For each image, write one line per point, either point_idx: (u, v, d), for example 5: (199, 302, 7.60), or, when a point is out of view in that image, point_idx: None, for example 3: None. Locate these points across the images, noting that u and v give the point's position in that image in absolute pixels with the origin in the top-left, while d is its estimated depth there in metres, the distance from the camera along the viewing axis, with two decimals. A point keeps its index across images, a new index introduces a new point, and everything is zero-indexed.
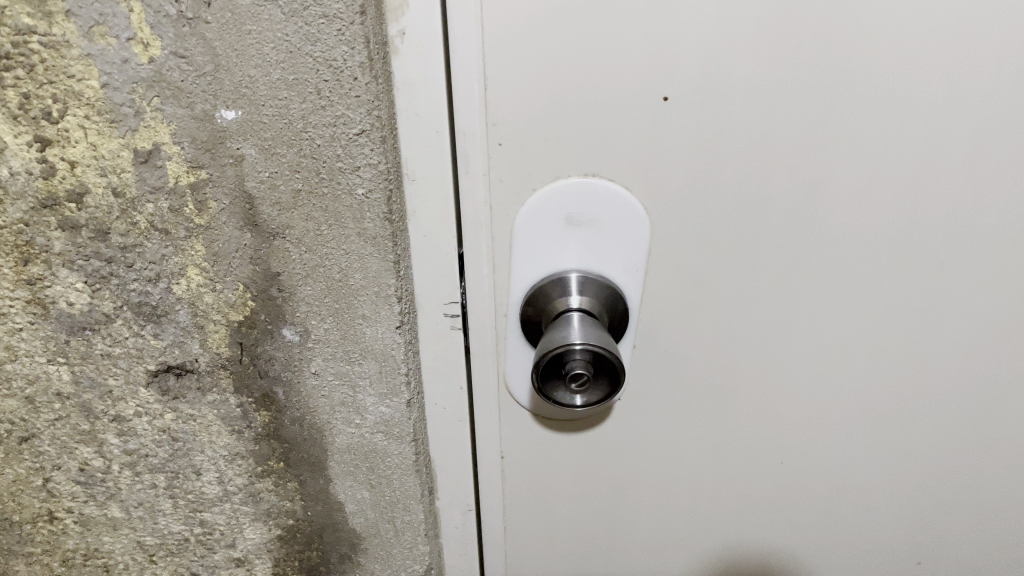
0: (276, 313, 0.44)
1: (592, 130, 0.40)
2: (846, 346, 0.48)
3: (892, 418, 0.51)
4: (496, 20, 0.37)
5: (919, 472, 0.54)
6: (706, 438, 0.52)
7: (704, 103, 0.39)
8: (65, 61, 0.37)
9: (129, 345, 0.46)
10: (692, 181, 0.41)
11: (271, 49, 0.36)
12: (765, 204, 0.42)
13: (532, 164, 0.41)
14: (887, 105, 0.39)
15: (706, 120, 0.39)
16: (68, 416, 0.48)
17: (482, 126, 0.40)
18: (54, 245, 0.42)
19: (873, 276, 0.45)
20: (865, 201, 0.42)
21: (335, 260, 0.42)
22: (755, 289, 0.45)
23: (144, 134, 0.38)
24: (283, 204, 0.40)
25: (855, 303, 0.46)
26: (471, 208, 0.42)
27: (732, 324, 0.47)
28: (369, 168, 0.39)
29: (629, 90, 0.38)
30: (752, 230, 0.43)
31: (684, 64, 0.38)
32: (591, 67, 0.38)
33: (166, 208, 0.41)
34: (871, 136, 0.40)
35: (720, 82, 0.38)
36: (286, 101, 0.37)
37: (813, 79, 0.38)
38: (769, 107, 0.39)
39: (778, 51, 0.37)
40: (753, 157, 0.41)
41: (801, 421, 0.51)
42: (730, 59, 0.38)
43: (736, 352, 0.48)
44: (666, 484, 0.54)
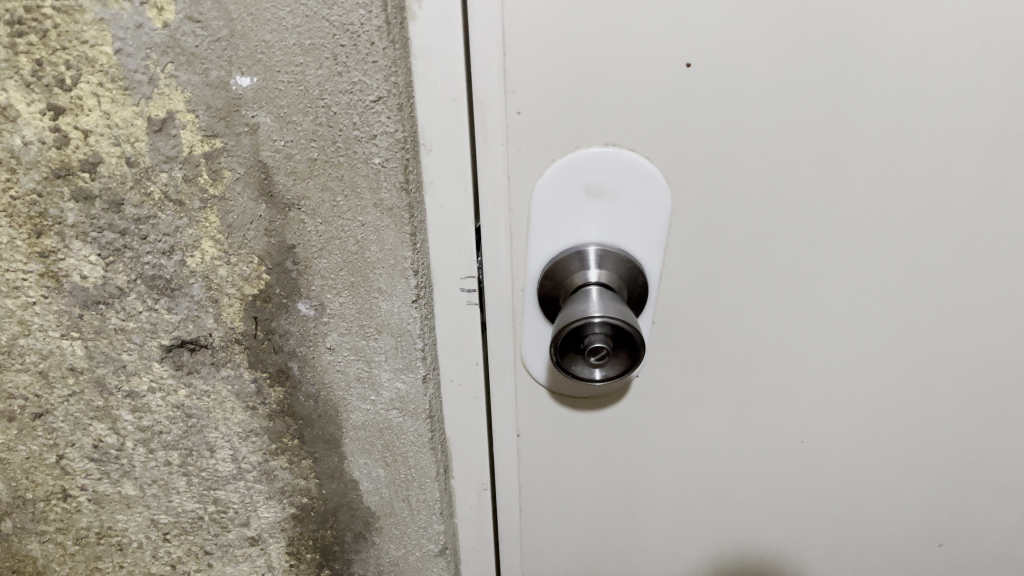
0: (291, 286, 0.44)
1: (612, 98, 0.39)
2: (868, 324, 0.47)
3: (912, 400, 0.51)
4: None
5: (938, 459, 0.54)
6: (724, 419, 0.51)
7: (728, 71, 0.38)
8: (77, 26, 0.36)
9: (143, 319, 0.45)
10: (714, 154, 0.41)
11: (286, 14, 0.35)
12: (788, 179, 0.41)
13: (551, 135, 0.40)
14: (918, 76, 0.38)
15: (730, 90, 0.38)
16: (82, 392, 0.48)
17: (501, 94, 0.39)
18: (67, 217, 0.42)
19: (898, 253, 0.44)
20: (891, 175, 0.41)
21: (351, 232, 0.41)
22: (777, 264, 0.44)
23: (159, 102, 0.38)
24: (298, 173, 0.40)
25: (878, 281, 0.45)
26: (489, 179, 0.42)
27: (752, 301, 0.46)
28: (386, 136, 0.38)
29: (651, 59, 0.38)
30: (774, 205, 0.42)
31: (707, 31, 0.37)
32: (613, 35, 0.37)
33: (181, 178, 0.40)
34: (899, 107, 0.39)
35: (745, 49, 0.37)
36: (301, 67, 0.36)
37: (843, 48, 0.37)
38: (795, 75, 0.38)
39: (808, 17, 0.36)
40: (777, 129, 0.40)
41: (820, 402, 0.50)
42: (757, 26, 0.36)
43: (757, 328, 0.47)
44: (684, 466, 0.53)
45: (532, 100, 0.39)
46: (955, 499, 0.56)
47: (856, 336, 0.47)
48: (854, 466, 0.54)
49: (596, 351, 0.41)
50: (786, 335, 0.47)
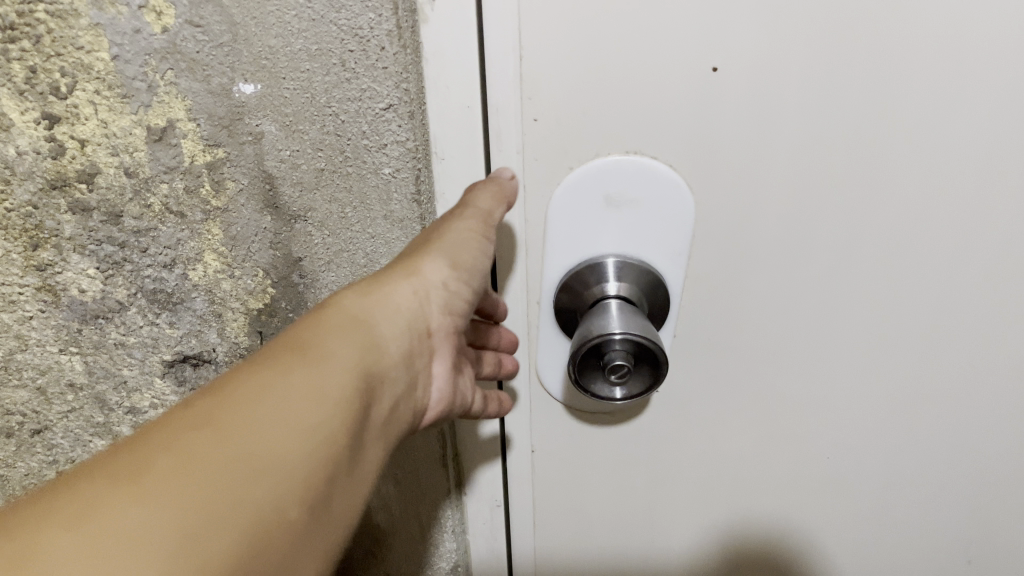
0: (298, 301, 0.42)
1: (634, 102, 0.37)
2: (899, 337, 0.45)
3: (944, 414, 0.49)
4: None
5: (973, 473, 0.52)
6: (746, 433, 0.49)
7: (756, 72, 0.36)
8: (72, 32, 0.34)
9: (144, 334, 0.43)
10: (742, 160, 0.39)
11: (292, 18, 0.33)
12: (820, 185, 0.39)
13: (571, 143, 0.38)
14: (968, 80, 0.36)
15: (761, 95, 0.36)
16: (82, 408, 0.47)
17: (517, 101, 0.37)
18: (64, 229, 0.40)
19: (934, 262, 0.42)
20: (931, 185, 0.39)
21: (360, 243, 0.40)
22: (803, 275, 0.42)
23: (158, 110, 0.36)
24: (305, 184, 0.38)
25: (911, 292, 0.43)
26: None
27: (778, 313, 0.44)
28: (397, 145, 0.36)
29: (677, 62, 0.36)
30: (805, 214, 0.40)
31: (735, 31, 0.35)
32: (638, 35, 0.35)
33: (182, 189, 0.38)
34: (942, 115, 0.37)
35: (778, 51, 0.35)
36: (308, 73, 0.35)
37: (885, 49, 0.35)
38: (828, 78, 0.36)
39: (850, 18, 0.34)
40: (810, 135, 0.38)
41: (847, 416, 0.49)
42: (791, 27, 0.34)
43: (782, 341, 0.45)
44: (704, 481, 0.52)
45: (551, 106, 0.37)
46: (987, 516, 0.54)
47: (886, 346, 0.45)
48: (880, 482, 0.52)
49: (616, 369, 0.39)
50: (813, 348, 0.45)
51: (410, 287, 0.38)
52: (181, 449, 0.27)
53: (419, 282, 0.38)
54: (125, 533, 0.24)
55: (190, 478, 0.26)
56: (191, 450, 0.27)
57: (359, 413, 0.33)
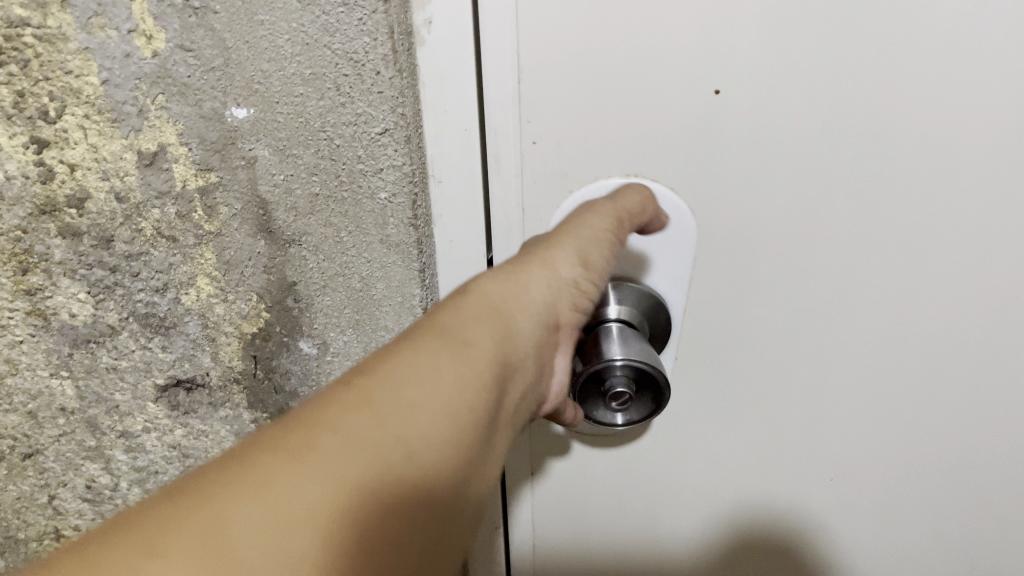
0: (292, 325, 0.41)
1: (635, 126, 0.36)
2: (917, 386, 0.42)
3: (966, 471, 0.45)
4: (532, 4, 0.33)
5: (1005, 539, 0.48)
6: (752, 471, 0.47)
7: (760, 96, 0.34)
8: (61, 56, 0.33)
9: (136, 358, 0.43)
10: (748, 189, 0.37)
11: (285, 41, 0.33)
12: (829, 215, 0.37)
13: (571, 164, 0.38)
14: (989, 120, 0.34)
15: (767, 127, 0.35)
16: (73, 432, 0.46)
17: (515, 124, 0.36)
18: (54, 254, 0.39)
19: (955, 310, 0.39)
20: (951, 228, 0.37)
21: (356, 269, 0.39)
22: (809, 308, 0.40)
23: (149, 135, 0.35)
24: (299, 208, 0.37)
25: (931, 339, 0.41)
26: (502, 209, 0.39)
27: (786, 348, 0.42)
28: (393, 170, 0.35)
29: (680, 88, 0.35)
30: (816, 250, 0.38)
31: (737, 55, 0.33)
32: (638, 59, 0.34)
33: (173, 214, 0.38)
34: (955, 147, 0.35)
35: (784, 82, 0.34)
36: (302, 97, 0.34)
37: (897, 82, 0.33)
38: (834, 104, 0.34)
39: (861, 50, 0.33)
40: (820, 169, 0.36)
41: (860, 465, 0.46)
42: (796, 51, 0.33)
43: (787, 374, 0.43)
44: (708, 516, 0.50)
45: (550, 127, 0.36)
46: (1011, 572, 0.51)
47: (899, 390, 0.43)
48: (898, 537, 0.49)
49: (616, 396, 0.38)
50: (824, 388, 0.43)
51: (547, 283, 0.34)
52: (349, 427, 0.25)
53: (550, 279, 0.35)
54: (301, 515, 0.22)
55: (360, 459, 0.24)
56: (351, 432, 0.25)
57: (493, 412, 0.30)
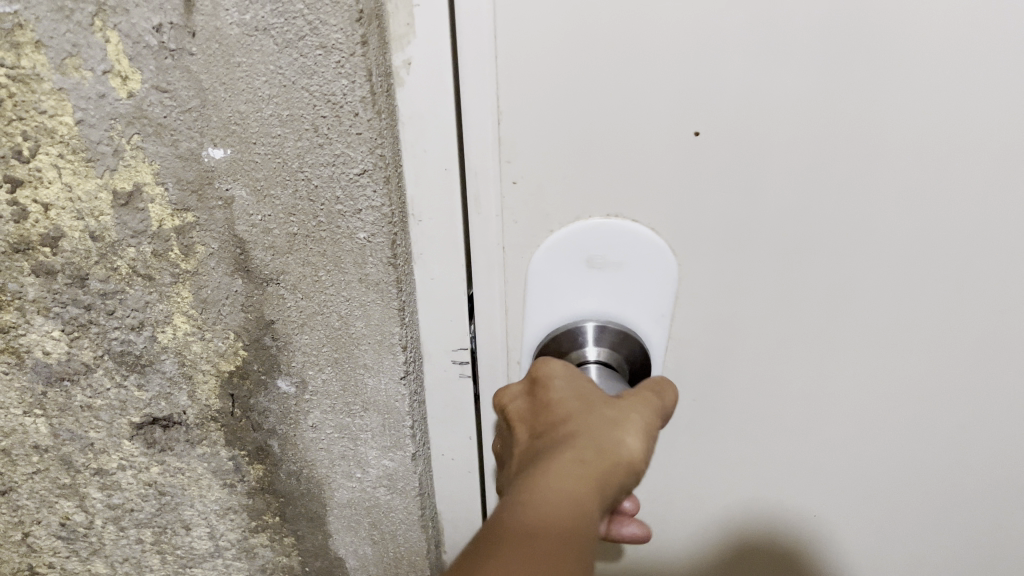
0: (270, 363, 0.41)
1: (618, 168, 0.36)
2: (901, 407, 0.43)
3: (950, 482, 0.46)
4: (510, 47, 0.33)
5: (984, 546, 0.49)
6: (738, 491, 0.48)
7: (741, 139, 0.34)
8: (35, 96, 0.33)
9: (111, 396, 0.42)
10: (731, 228, 0.37)
11: (262, 83, 0.32)
12: (810, 251, 0.38)
13: (551, 204, 0.37)
14: (970, 154, 0.34)
15: (746, 165, 0.35)
16: (48, 469, 0.45)
17: (496, 164, 0.36)
18: (27, 291, 0.39)
19: (933, 336, 0.40)
20: (931, 258, 0.37)
21: (334, 307, 0.38)
22: (792, 339, 0.41)
23: (125, 174, 0.35)
24: (277, 247, 0.37)
25: (911, 365, 0.41)
26: (483, 249, 0.39)
27: (770, 378, 0.42)
28: (372, 210, 0.35)
29: (659, 129, 0.34)
30: (798, 282, 0.39)
31: (718, 100, 0.33)
32: (619, 102, 0.34)
33: (149, 252, 0.37)
34: (936, 182, 0.35)
35: (765, 123, 0.34)
36: (280, 138, 0.34)
37: (878, 122, 0.33)
38: (815, 145, 0.34)
39: (841, 93, 0.33)
40: (800, 206, 0.36)
41: (843, 484, 0.47)
42: (777, 94, 0.33)
43: (771, 401, 0.44)
44: (696, 536, 0.51)
45: (528, 167, 0.36)
46: None
47: (882, 411, 0.43)
48: (882, 550, 0.50)
49: None
50: (807, 415, 0.44)
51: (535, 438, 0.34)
52: None
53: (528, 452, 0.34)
54: None
55: None
56: None
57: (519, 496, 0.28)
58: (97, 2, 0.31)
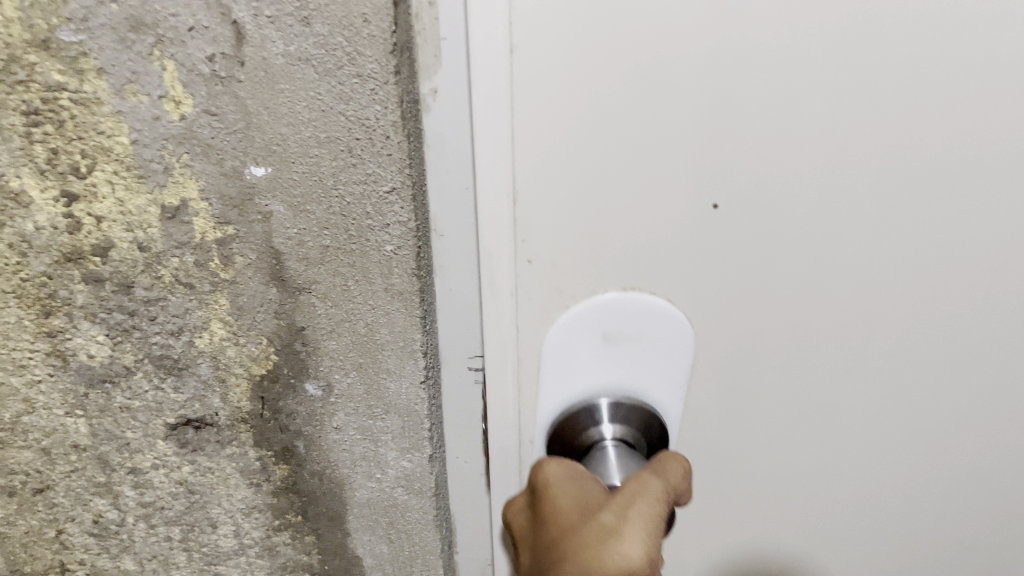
0: (299, 367, 0.44)
1: (636, 242, 0.36)
2: (902, 447, 0.44)
3: (947, 511, 0.47)
4: (530, 127, 0.33)
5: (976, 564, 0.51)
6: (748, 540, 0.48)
7: (758, 208, 0.35)
8: (95, 118, 0.36)
9: (148, 398, 0.45)
10: (748, 289, 0.37)
11: (303, 108, 0.36)
12: (823, 311, 0.38)
13: (569, 273, 0.37)
14: (966, 205, 0.35)
15: (763, 231, 0.36)
16: (85, 468, 0.48)
17: (511, 244, 0.36)
18: (76, 298, 0.42)
19: (929, 376, 0.41)
20: (932, 304, 0.38)
21: (361, 315, 0.41)
22: (802, 391, 0.41)
23: (173, 190, 0.38)
24: (310, 259, 0.40)
25: (909, 405, 0.42)
26: (497, 313, 0.39)
27: (781, 431, 0.43)
28: (399, 225, 0.38)
29: (678, 200, 0.35)
30: (823, 329, 0.39)
31: (735, 172, 0.34)
32: (637, 180, 0.34)
33: (192, 262, 0.40)
34: (937, 233, 0.36)
35: (780, 189, 0.34)
36: (317, 158, 0.37)
37: (892, 159, 0.34)
38: (827, 208, 0.35)
39: (851, 159, 0.34)
40: (817, 254, 0.36)
41: (876, 521, 0.46)
42: (791, 162, 0.34)
43: (780, 453, 0.44)
44: None
45: (546, 238, 0.36)
46: None
47: (883, 452, 0.44)
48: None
49: None
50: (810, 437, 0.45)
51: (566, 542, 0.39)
52: None
53: None
54: None
55: None
56: None
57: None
58: (157, 34, 0.34)
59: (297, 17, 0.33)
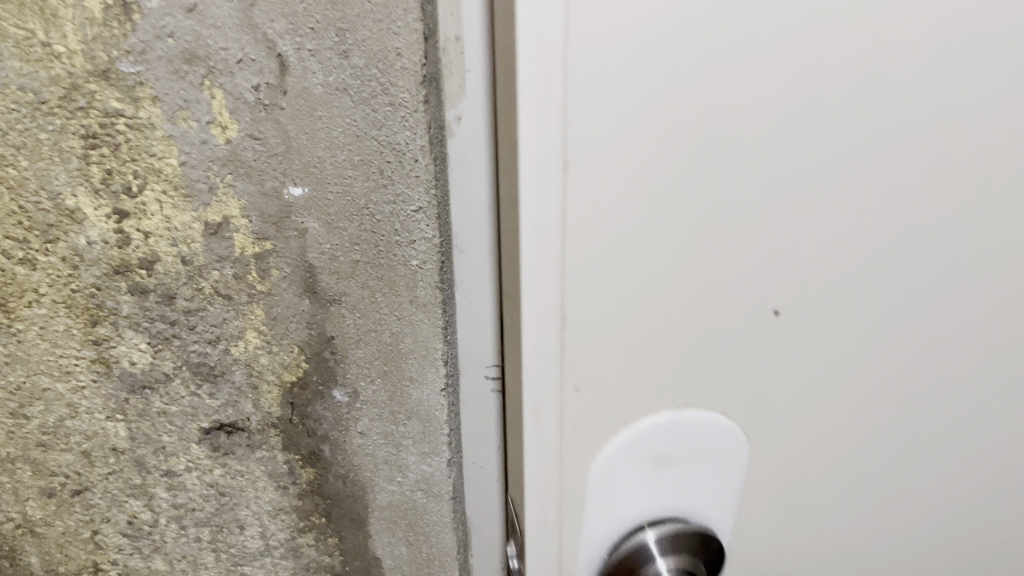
0: (328, 374, 0.46)
1: (688, 332, 0.35)
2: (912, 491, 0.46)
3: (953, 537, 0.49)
4: (582, 227, 0.32)
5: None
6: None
7: (804, 313, 0.36)
8: (147, 141, 0.40)
9: (185, 403, 0.48)
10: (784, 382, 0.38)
11: (339, 133, 0.39)
12: (848, 395, 0.40)
13: (614, 330, 0.34)
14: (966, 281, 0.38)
15: (805, 325, 0.37)
16: (122, 470, 0.51)
17: (558, 368, 0.35)
18: (122, 308, 0.45)
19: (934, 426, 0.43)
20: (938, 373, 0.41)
21: (387, 325, 0.44)
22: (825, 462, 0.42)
23: (216, 208, 0.41)
24: (341, 272, 0.43)
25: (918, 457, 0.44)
26: (539, 437, 0.38)
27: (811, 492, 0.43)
28: (424, 241, 0.41)
29: (737, 293, 0.35)
30: (854, 355, 0.38)
31: (786, 279, 0.35)
32: (692, 266, 0.33)
33: (231, 275, 0.43)
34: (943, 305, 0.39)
35: (823, 282, 0.36)
36: (350, 179, 0.40)
37: (928, 213, 0.35)
38: (860, 294, 0.37)
39: (879, 255, 0.36)
40: (848, 340, 0.38)
41: (912, 499, 0.47)
42: (837, 264, 0.35)
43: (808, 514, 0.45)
44: None
45: (597, 302, 0.33)
46: None
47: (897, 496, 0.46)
48: None
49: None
50: None
51: None
52: None
53: None
54: None
55: None
56: None
57: None
58: (208, 65, 0.38)
59: (336, 50, 0.37)
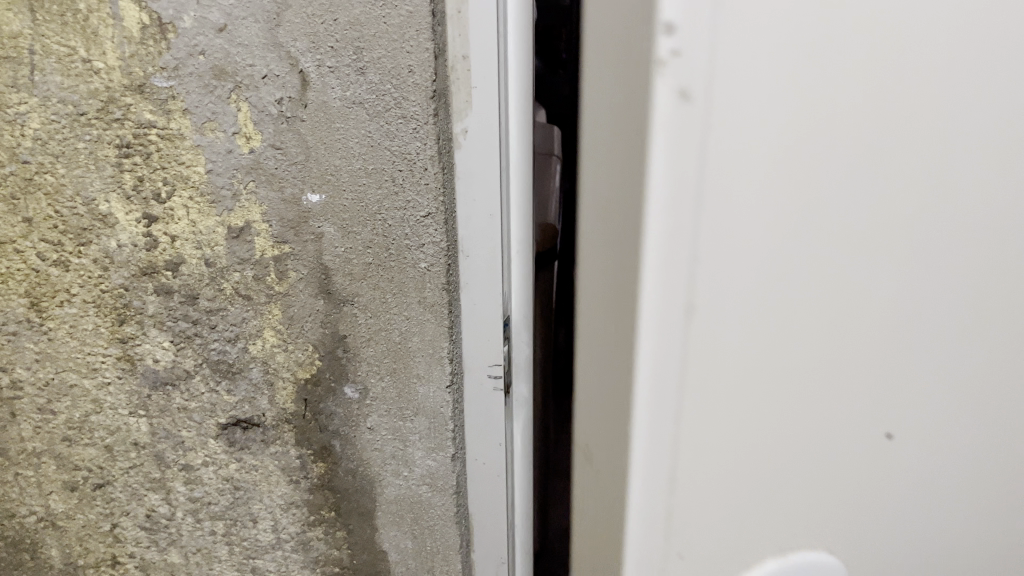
0: (340, 372, 0.49)
1: (778, 454, 0.35)
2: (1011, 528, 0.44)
3: None
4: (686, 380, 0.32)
5: None
6: None
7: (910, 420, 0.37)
8: (177, 150, 0.43)
9: (204, 399, 0.51)
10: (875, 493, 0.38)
11: (355, 144, 0.42)
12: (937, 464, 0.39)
13: (737, 365, 0.33)
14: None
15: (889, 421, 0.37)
16: (142, 465, 0.53)
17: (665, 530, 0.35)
18: (148, 308, 0.48)
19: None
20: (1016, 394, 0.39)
21: (396, 325, 0.47)
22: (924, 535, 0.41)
23: (239, 213, 0.44)
24: (354, 274, 0.46)
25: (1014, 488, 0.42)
26: None
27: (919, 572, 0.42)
28: (432, 245, 0.44)
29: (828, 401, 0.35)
30: (943, 409, 0.38)
31: (868, 395, 0.36)
32: (789, 368, 0.34)
33: (251, 277, 0.46)
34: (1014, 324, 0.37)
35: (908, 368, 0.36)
36: (364, 187, 0.43)
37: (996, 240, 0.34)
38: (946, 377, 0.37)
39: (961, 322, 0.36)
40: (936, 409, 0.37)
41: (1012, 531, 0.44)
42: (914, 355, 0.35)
43: None
44: None
45: (704, 467, 0.34)
46: None
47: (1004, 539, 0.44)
48: None
49: None
50: None
51: None
52: None
53: None
54: None
55: None
56: None
57: None
58: (235, 81, 0.41)
59: (354, 67, 0.40)
